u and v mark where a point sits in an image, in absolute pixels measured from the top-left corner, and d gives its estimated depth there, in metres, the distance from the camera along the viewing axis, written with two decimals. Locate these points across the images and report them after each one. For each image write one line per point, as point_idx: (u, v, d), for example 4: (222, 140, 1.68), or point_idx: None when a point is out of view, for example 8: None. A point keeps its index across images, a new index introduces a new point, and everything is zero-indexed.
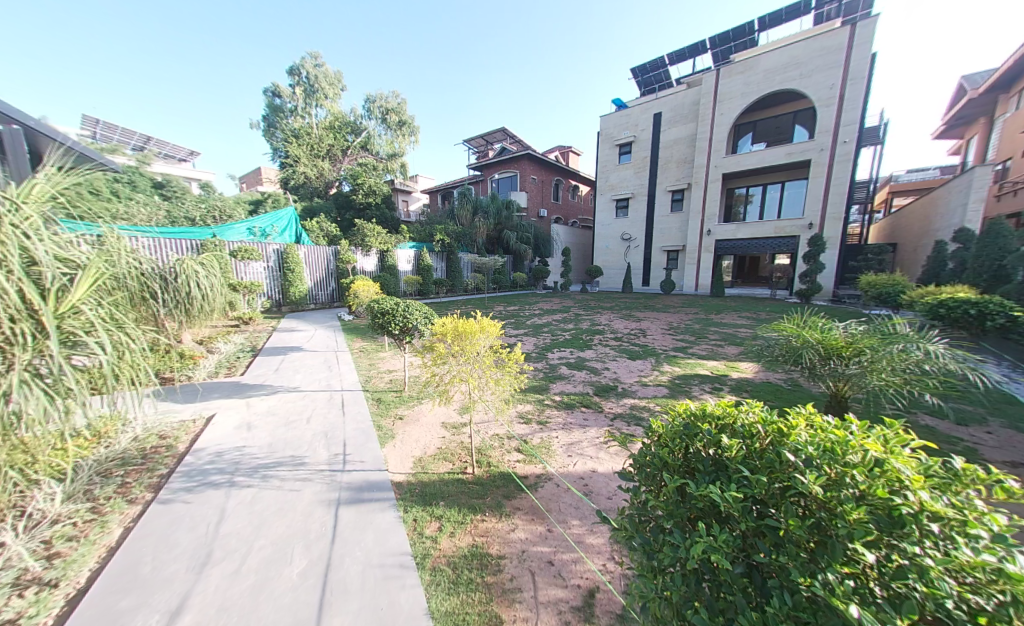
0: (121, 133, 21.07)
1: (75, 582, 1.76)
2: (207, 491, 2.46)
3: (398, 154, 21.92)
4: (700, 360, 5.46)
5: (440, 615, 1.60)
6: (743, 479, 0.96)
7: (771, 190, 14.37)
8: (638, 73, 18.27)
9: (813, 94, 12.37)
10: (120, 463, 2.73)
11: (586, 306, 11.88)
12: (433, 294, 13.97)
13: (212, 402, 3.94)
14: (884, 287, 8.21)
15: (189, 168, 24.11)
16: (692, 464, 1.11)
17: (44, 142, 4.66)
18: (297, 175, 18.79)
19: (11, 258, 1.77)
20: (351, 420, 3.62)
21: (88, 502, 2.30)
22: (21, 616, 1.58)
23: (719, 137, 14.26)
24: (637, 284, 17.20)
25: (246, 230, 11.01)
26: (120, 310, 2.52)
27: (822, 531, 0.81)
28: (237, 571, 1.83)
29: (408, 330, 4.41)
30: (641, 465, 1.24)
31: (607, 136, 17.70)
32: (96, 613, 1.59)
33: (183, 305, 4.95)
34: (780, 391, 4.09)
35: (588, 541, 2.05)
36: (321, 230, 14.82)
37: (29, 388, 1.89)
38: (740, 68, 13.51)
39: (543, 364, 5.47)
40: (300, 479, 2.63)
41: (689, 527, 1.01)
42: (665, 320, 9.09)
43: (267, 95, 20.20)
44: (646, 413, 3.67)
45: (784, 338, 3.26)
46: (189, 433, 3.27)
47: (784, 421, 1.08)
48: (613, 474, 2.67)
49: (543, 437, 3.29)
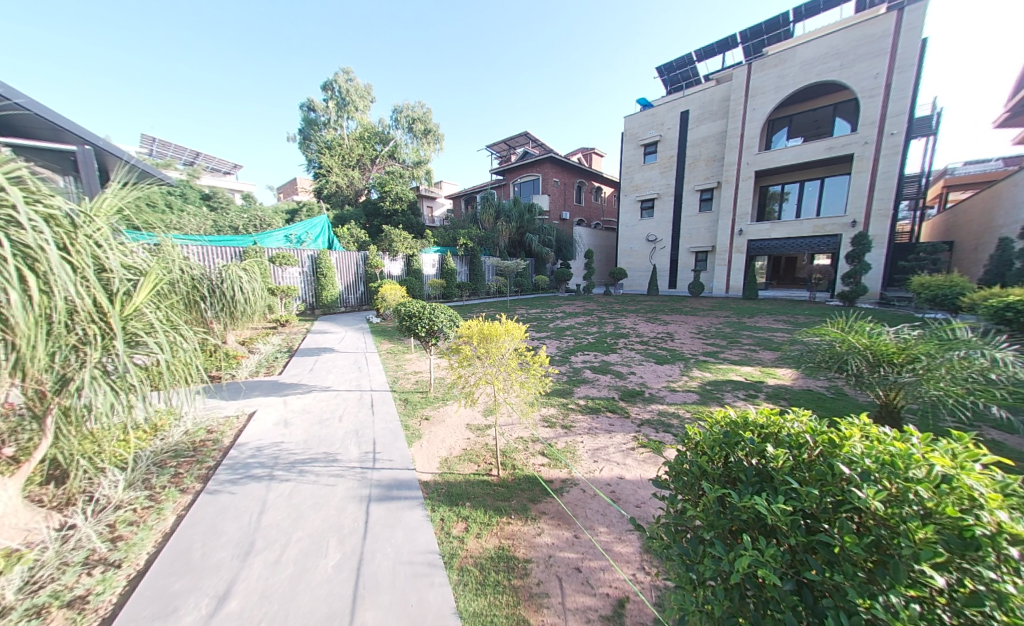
0: (174, 150, 22.97)
1: (135, 564, 1.91)
2: (250, 484, 2.61)
3: (423, 161, 23.02)
4: (733, 365, 5.22)
5: (468, 615, 1.62)
6: (792, 491, 0.91)
7: (809, 187, 13.63)
8: (664, 71, 17.92)
9: (855, 85, 11.64)
10: (173, 454, 2.95)
11: (610, 309, 11.68)
12: (456, 298, 14.18)
13: (253, 400, 4.17)
14: (940, 288, 7.56)
15: (231, 180, 25.82)
16: (733, 473, 1.07)
17: (111, 161, 5.15)
18: (329, 184, 19.47)
19: (85, 268, 1.96)
20: (380, 419, 3.73)
21: (145, 490, 2.49)
22: (89, 593, 1.72)
23: (751, 132, 13.67)
24: (664, 287, 16.78)
25: (283, 238, 11.67)
26: (175, 313, 2.73)
27: (882, 549, 0.75)
28: (277, 561, 1.93)
29: (434, 332, 4.50)
30: (677, 473, 1.21)
31: (631, 137, 17.40)
32: (154, 593, 1.72)
33: (227, 308, 5.30)
34: (823, 399, 3.86)
35: (616, 549, 2.01)
36: (351, 237, 15.41)
37: (98, 385, 2.09)
38: (774, 61, 12.95)
39: (566, 367, 5.43)
40: (334, 475, 2.74)
41: (732, 540, 0.97)
42: (694, 323, 8.78)
43: (303, 110, 21.37)
44: (675, 421, 3.54)
45: (827, 344, 3.06)
46: (233, 428, 3.48)
47: (834, 433, 1.02)
48: (642, 482, 2.60)
49: (568, 441, 3.26)
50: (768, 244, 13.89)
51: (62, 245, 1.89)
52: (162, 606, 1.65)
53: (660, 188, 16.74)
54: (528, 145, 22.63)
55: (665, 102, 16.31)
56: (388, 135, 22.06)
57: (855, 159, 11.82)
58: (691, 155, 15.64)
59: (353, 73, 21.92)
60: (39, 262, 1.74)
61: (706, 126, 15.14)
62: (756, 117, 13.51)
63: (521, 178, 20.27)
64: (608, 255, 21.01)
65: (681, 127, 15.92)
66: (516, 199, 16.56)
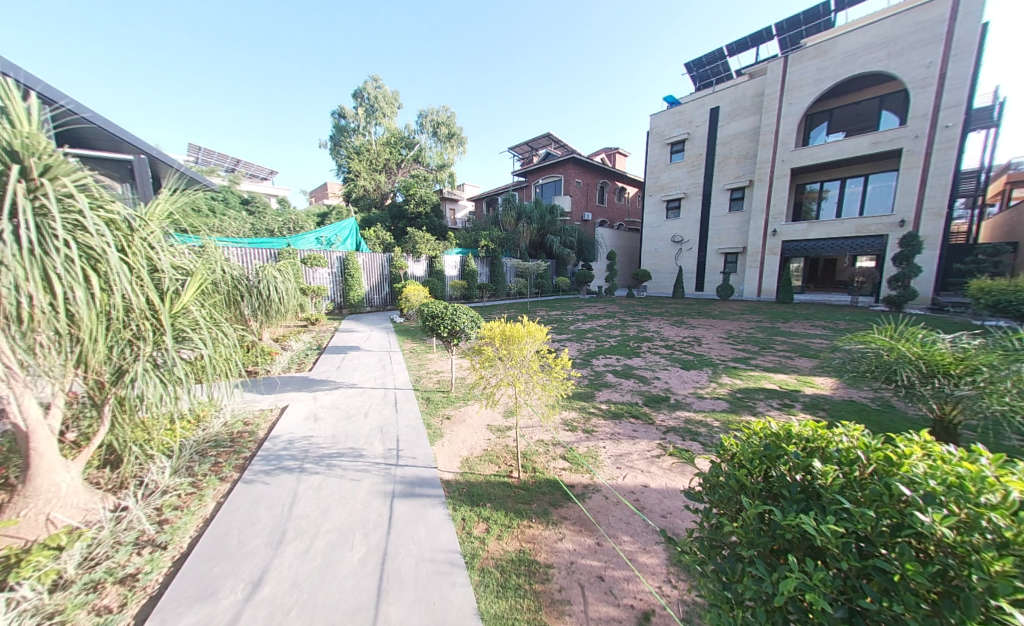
0: (216, 157, 24.51)
1: (179, 546, 2.04)
2: (282, 475, 2.72)
3: (447, 164, 23.43)
4: (765, 373, 4.97)
5: (489, 616, 1.62)
6: (844, 512, 0.85)
7: (851, 185, 12.85)
8: (693, 68, 17.42)
9: (904, 75, 10.86)
10: (214, 444, 3.12)
11: (633, 312, 11.40)
12: (478, 298, 14.30)
13: (285, 394, 4.37)
14: (1002, 293, 6.92)
15: (269, 186, 27.32)
16: (775, 488, 1.01)
17: (163, 169, 5.58)
18: (357, 187, 20.24)
19: (141, 268, 2.12)
20: (404, 417, 3.81)
21: (189, 477, 2.65)
22: (139, 571, 1.85)
23: (787, 128, 13.01)
24: (690, 290, 16.31)
25: (314, 240, 12.20)
26: (217, 311, 2.90)
27: (949, 581, 0.69)
28: (307, 551, 2.00)
29: (456, 332, 4.55)
30: (712, 486, 1.15)
31: (657, 135, 16.99)
32: (194, 575, 1.82)
33: (264, 307, 5.59)
34: (867, 412, 3.60)
35: (641, 560, 1.95)
36: (378, 239, 15.93)
37: (148, 377, 2.25)
38: (813, 53, 12.29)
39: (588, 370, 5.34)
40: (359, 470, 2.81)
41: (775, 561, 0.92)
42: (722, 327, 8.43)
43: (333, 117, 22.23)
44: (703, 429, 3.40)
45: (874, 352, 2.86)
46: (267, 421, 3.66)
47: (892, 451, 0.95)
48: (668, 492, 2.51)
49: (590, 446, 3.21)
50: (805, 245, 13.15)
51: (121, 248, 2.05)
52: (202, 588, 1.75)
53: (687, 188, 16.24)
54: (550, 146, 22.59)
55: (694, 99, 15.81)
56: (413, 140, 22.68)
57: (903, 154, 11.04)
58: (721, 153, 15.08)
59: (382, 80, 22.66)
60: (101, 262, 1.90)
61: (738, 123, 14.54)
62: (792, 112, 12.84)
63: (543, 178, 20.19)
64: (632, 257, 20.58)
65: (711, 124, 15.38)
66: (538, 200, 16.52)
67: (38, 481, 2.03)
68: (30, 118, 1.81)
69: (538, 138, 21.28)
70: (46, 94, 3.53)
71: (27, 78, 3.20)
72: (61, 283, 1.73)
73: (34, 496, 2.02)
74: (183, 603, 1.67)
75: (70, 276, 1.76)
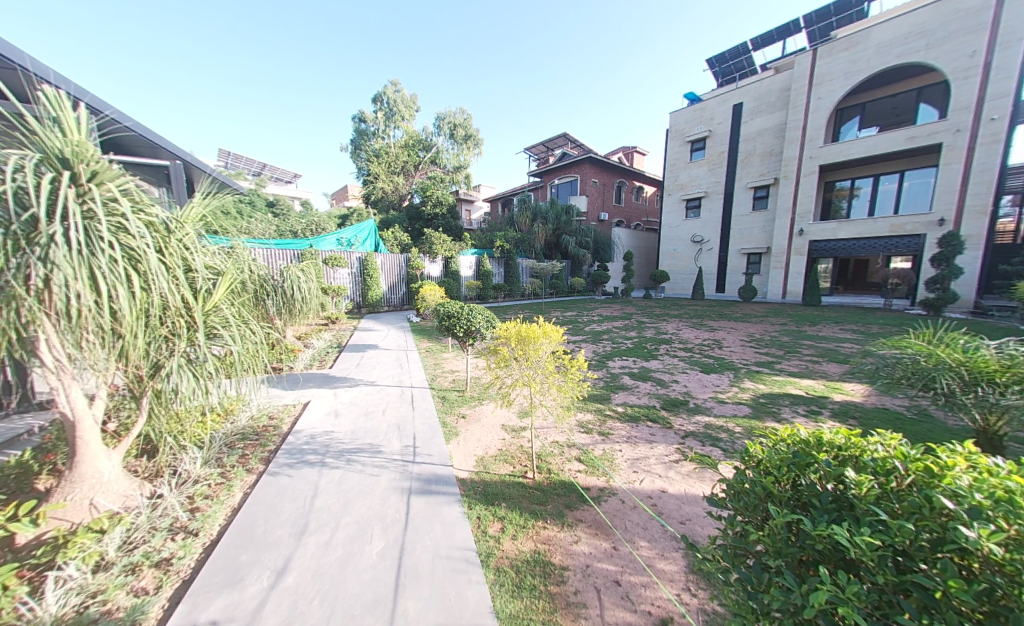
0: (244, 162, 25.59)
1: (209, 534, 2.14)
2: (304, 468, 2.81)
3: (463, 166, 23.69)
4: (791, 378, 4.78)
5: (505, 616, 1.62)
6: (880, 524, 0.82)
7: (885, 182, 12.28)
8: (715, 63, 17.00)
9: (943, 66, 10.24)
10: (241, 437, 3.26)
11: (650, 313, 11.20)
12: (492, 299, 14.36)
13: (308, 390, 4.52)
14: None
15: (292, 189, 28.31)
16: (805, 497, 0.97)
17: (197, 174, 5.86)
18: (376, 189, 20.68)
19: (176, 268, 2.23)
20: (420, 415, 3.87)
21: (218, 468, 2.77)
22: (174, 556, 1.96)
23: (815, 123, 12.49)
24: (710, 291, 15.91)
25: (335, 241, 12.56)
26: (246, 309, 3.02)
27: (996, 601, 0.65)
28: (328, 542, 2.06)
29: (472, 332, 4.58)
30: (737, 493, 1.13)
31: (677, 133, 16.63)
32: (223, 562, 1.90)
33: (287, 306, 5.80)
34: (902, 421, 3.40)
35: (659, 566, 1.91)
36: (396, 240, 16.25)
37: (182, 372, 2.36)
38: (844, 45, 11.75)
39: (603, 372, 5.29)
40: (378, 465, 2.88)
41: (804, 571, 0.90)
42: (745, 330, 8.17)
43: (354, 122, 22.78)
44: (725, 435, 3.30)
45: (910, 358, 2.72)
46: (290, 416, 3.80)
47: (932, 463, 0.91)
48: (687, 499, 2.45)
49: (606, 449, 3.17)
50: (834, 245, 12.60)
51: (159, 249, 2.16)
52: (230, 575, 1.82)
53: (708, 187, 15.85)
54: (567, 146, 22.49)
55: (716, 95, 15.41)
56: (431, 142, 23.05)
57: (942, 149, 10.43)
58: (745, 151, 14.63)
59: (401, 84, 23.12)
60: (141, 262, 2.01)
61: (762, 120, 14.08)
62: (821, 107, 12.32)
63: (559, 178, 20.11)
64: (649, 257, 20.22)
65: (733, 121, 14.95)
66: (554, 200, 16.48)
67: (83, 468, 2.18)
68: (79, 127, 1.94)
69: (554, 138, 21.23)
70: (94, 105, 3.77)
71: (77, 90, 3.43)
72: (106, 283, 1.85)
73: (79, 482, 2.16)
74: (213, 587, 1.75)
75: (114, 276, 1.88)
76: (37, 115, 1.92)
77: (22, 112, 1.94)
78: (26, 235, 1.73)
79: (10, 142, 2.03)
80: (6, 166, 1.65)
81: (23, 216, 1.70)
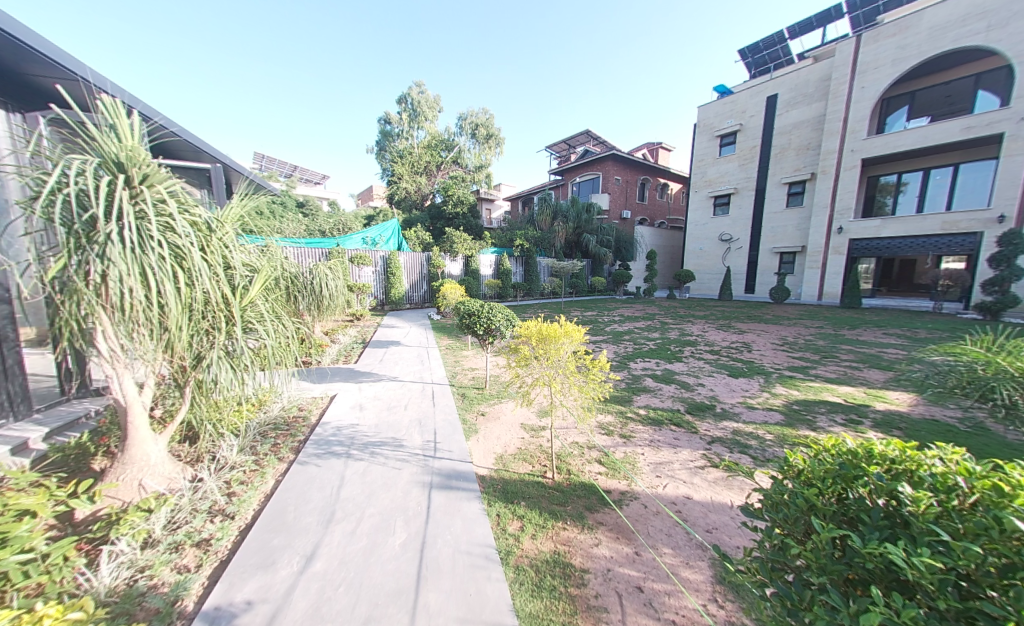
0: (277, 164, 26.86)
1: (245, 517, 2.26)
2: (331, 459, 2.91)
3: (484, 165, 23.87)
4: (827, 384, 4.53)
5: (524, 615, 1.62)
6: (940, 545, 0.75)
7: (936, 176, 11.45)
8: (748, 54, 16.31)
9: (1006, 49, 9.37)
10: (273, 427, 3.41)
11: (674, 314, 10.89)
12: (511, 297, 14.38)
13: (334, 384, 4.69)
14: None
15: (321, 190, 29.47)
16: (853, 511, 0.91)
17: (233, 177, 6.17)
18: (400, 190, 21.10)
19: (217, 265, 2.34)
20: (440, 411, 3.93)
21: (252, 456, 2.91)
22: (213, 537, 2.08)
23: (857, 114, 11.72)
24: (739, 292, 15.31)
25: (361, 240, 12.94)
26: (279, 304, 3.15)
27: None
28: (353, 531, 2.12)
29: (491, 330, 4.60)
30: (775, 504, 1.07)
31: (705, 127, 16.07)
32: (257, 546, 1.99)
33: (316, 302, 6.02)
34: (954, 434, 3.14)
35: (684, 575, 1.85)
36: (418, 239, 16.56)
37: (220, 364, 2.50)
38: (891, 29, 10.95)
39: (625, 373, 5.19)
40: (400, 459, 2.94)
41: (851, 591, 0.84)
42: (776, 333, 7.78)
43: (380, 123, 23.31)
44: (754, 442, 3.16)
45: (966, 366, 2.54)
46: (318, 408, 3.95)
47: (1005, 481, 0.83)
48: (713, 507, 2.37)
49: (627, 452, 3.11)
50: (877, 244, 11.81)
51: (202, 247, 2.28)
52: (263, 558, 1.91)
53: (738, 182, 15.20)
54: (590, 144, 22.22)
55: (748, 87, 14.75)
56: (453, 142, 23.36)
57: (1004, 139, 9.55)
58: (779, 145, 13.95)
59: (425, 86, 23.48)
60: (186, 259, 2.14)
61: (799, 111, 13.37)
62: (864, 97, 11.54)
63: (581, 177, 19.90)
64: (673, 256, 19.64)
65: (766, 113, 14.29)
66: (575, 199, 16.28)
67: (133, 451, 2.34)
68: (132, 134, 2.07)
69: (576, 136, 21.05)
70: (145, 113, 4.03)
71: (131, 99, 3.68)
72: (155, 278, 1.98)
73: (130, 464, 2.33)
74: (247, 569, 1.84)
75: (162, 273, 2.01)
76: (97, 123, 2.07)
77: (84, 120, 2.11)
78: (86, 234, 1.88)
79: (74, 149, 2.21)
80: (71, 170, 1.81)
81: (85, 217, 1.85)
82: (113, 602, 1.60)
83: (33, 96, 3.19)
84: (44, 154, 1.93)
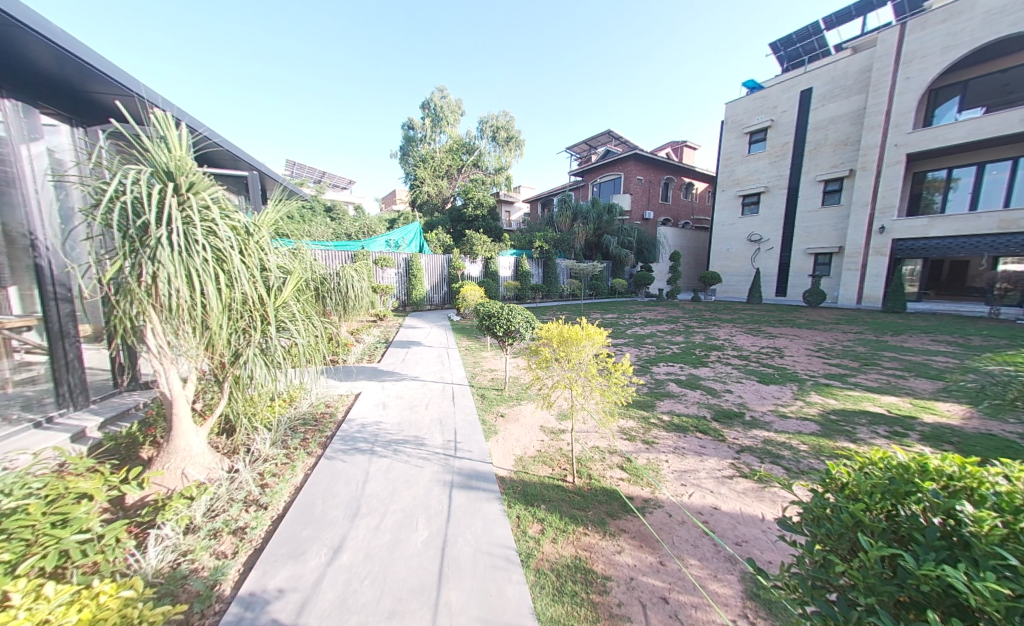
0: (306, 170, 28.14)
1: (277, 507, 2.37)
2: (356, 455, 3.00)
3: (504, 167, 24.04)
4: (868, 394, 4.26)
5: (545, 618, 1.61)
6: (1009, 570, 0.70)
7: (992, 170, 10.58)
8: (780, 47, 15.67)
9: None
10: (302, 422, 3.54)
11: (699, 317, 10.55)
12: (530, 299, 14.39)
13: (358, 382, 4.85)
14: None
15: (347, 195, 30.51)
16: (905, 530, 0.86)
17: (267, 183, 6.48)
18: (421, 193, 21.56)
19: (254, 267, 2.46)
20: (461, 411, 3.97)
21: (284, 450, 3.04)
22: (248, 525, 2.19)
23: (901, 106, 10.99)
24: (769, 295, 14.67)
25: (384, 242, 13.32)
26: (309, 304, 3.27)
27: None
28: (377, 527, 2.17)
29: (510, 332, 4.60)
30: (817, 518, 1.03)
31: (733, 124, 15.54)
32: (287, 536, 2.07)
33: (342, 302, 6.24)
34: (1015, 451, 2.87)
35: (712, 588, 1.79)
36: (438, 241, 16.86)
37: (254, 361, 2.62)
38: (941, 16, 10.23)
39: (648, 377, 5.07)
40: (421, 457, 3.00)
41: (903, 615, 0.80)
42: (810, 338, 7.39)
43: (403, 129, 23.95)
44: (787, 452, 3.01)
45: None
46: (344, 405, 4.10)
47: None
48: (743, 518, 2.27)
49: (650, 459, 3.03)
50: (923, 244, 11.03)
51: (240, 250, 2.41)
52: (294, 547, 1.99)
53: (768, 180, 14.59)
54: (611, 144, 21.96)
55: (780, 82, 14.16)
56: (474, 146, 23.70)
57: None
58: (813, 141, 13.29)
59: (447, 91, 23.98)
60: (227, 261, 2.26)
61: (836, 105, 12.70)
62: (909, 88, 10.81)
63: (602, 178, 19.66)
64: (698, 257, 19.05)
65: (800, 108, 13.65)
66: (595, 199, 16.11)
67: (177, 442, 2.49)
68: (179, 145, 2.20)
69: (597, 136, 20.88)
70: (191, 125, 4.32)
71: (179, 112, 3.94)
72: (199, 280, 2.10)
73: (175, 453, 2.48)
74: (279, 558, 1.92)
75: (206, 274, 2.13)
76: (149, 135, 2.23)
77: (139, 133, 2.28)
78: (139, 237, 2.03)
79: (129, 160, 2.39)
80: (129, 180, 1.96)
81: (139, 222, 1.99)
82: (160, 583, 1.71)
83: (95, 112, 3.49)
84: (103, 165, 2.09)
